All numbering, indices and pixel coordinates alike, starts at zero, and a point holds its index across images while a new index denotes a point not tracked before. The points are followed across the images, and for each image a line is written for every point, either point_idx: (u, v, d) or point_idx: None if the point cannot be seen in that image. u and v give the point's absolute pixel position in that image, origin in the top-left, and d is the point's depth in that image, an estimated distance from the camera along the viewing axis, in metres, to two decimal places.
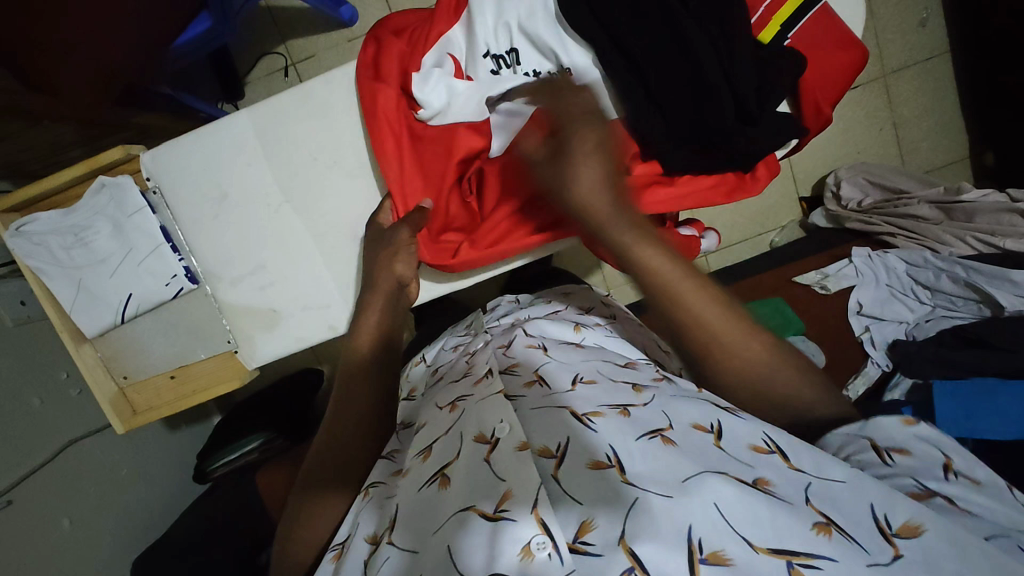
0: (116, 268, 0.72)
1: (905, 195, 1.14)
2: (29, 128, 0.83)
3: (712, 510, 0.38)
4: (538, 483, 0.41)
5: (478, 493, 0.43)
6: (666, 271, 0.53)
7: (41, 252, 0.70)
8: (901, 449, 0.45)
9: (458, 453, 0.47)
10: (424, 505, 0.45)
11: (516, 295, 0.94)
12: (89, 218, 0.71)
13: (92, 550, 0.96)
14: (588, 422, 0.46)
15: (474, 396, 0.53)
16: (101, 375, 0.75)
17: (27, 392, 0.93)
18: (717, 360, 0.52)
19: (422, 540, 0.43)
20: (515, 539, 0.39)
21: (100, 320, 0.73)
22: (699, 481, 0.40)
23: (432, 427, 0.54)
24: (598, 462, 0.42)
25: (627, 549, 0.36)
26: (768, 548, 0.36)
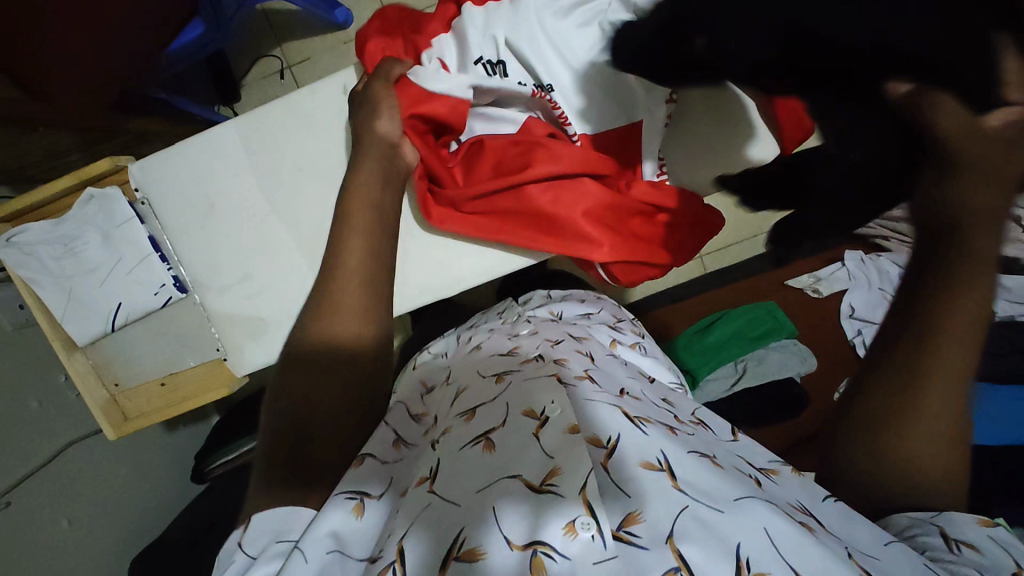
0: (105, 278, 0.73)
1: None
2: (25, 134, 0.84)
3: (761, 535, 0.39)
4: (590, 464, 0.43)
5: (529, 467, 0.46)
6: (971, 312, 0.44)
7: (32, 261, 0.71)
8: (972, 545, 0.43)
9: (505, 421, 0.50)
10: (468, 460, 0.48)
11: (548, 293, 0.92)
12: (79, 229, 0.72)
13: (90, 552, 0.97)
14: (639, 423, 0.47)
15: (522, 374, 0.57)
16: (93, 382, 0.77)
17: (26, 394, 0.94)
18: (914, 418, 0.46)
19: (461, 495, 0.46)
20: (562, 516, 0.41)
21: (90, 328, 0.73)
22: (750, 505, 0.41)
23: (475, 395, 0.57)
24: (650, 463, 0.43)
25: (675, 549, 0.38)
26: None
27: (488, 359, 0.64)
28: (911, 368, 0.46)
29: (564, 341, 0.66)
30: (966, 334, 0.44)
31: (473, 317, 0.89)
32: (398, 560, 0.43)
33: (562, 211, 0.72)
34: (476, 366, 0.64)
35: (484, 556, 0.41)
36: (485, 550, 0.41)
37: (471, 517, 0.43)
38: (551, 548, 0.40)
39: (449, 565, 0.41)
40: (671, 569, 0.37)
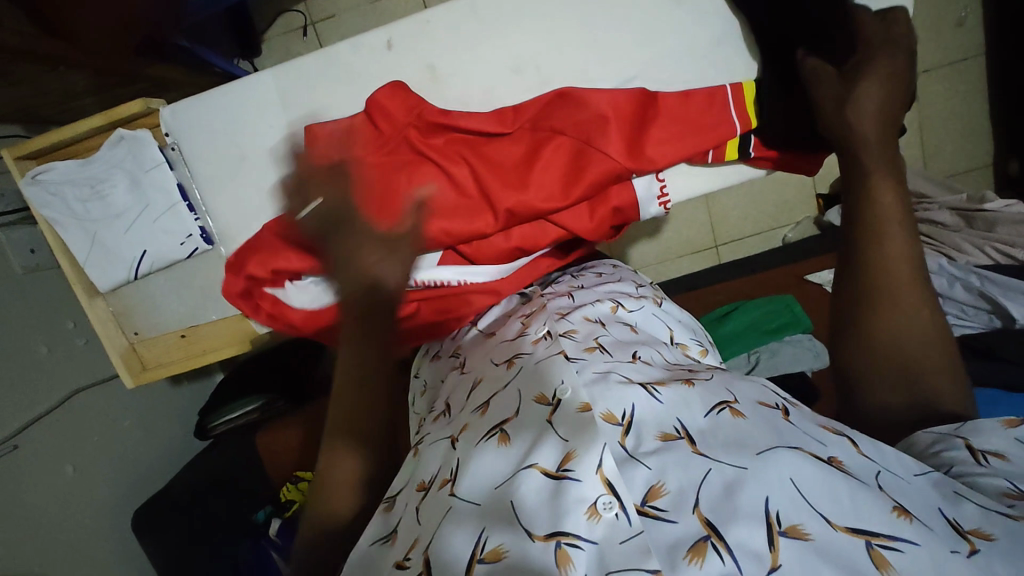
0: (131, 224, 0.72)
1: (926, 200, 1.14)
2: (43, 73, 0.81)
3: (790, 486, 0.39)
4: (602, 442, 0.43)
5: (543, 453, 0.45)
6: (886, 204, 0.52)
7: (56, 202, 0.70)
8: (997, 452, 0.43)
9: (517, 412, 0.50)
10: (484, 459, 0.47)
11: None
12: (106, 172, 0.70)
13: (94, 502, 0.98)
14: (653, 390, 0.48)
15: (534, 355, 0.56)
16: (113, 330, 0.76)
17: (35, 340, 0.93)
18: (879, 315, 0.51)
19: (481, 494, 0.45)
20: (580, 500, 0.41)
21: (113, 275, 0.73)
22: (773, 455, 0.41)
23: (489, 386, 0.56)
24: (667, 433, 0.44)
25: (702, 518, 0.39)
26: (847, 527, 0.37)
27: (499, 344, 0.63)
28: (868, 286, 0.52)
29: (575, 308, 0.65)
30: (902, 228, 0.51)
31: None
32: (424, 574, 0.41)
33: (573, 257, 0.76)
34: (489, 351, 0.63)
35: (505, 554, 0.40)
36: (505, 549, 0.40)
37: (489, 515, 0.43)
38: (575, 537, 0.40)
39: (473, 569, 0.40)
40: (701, 536, 0.38)
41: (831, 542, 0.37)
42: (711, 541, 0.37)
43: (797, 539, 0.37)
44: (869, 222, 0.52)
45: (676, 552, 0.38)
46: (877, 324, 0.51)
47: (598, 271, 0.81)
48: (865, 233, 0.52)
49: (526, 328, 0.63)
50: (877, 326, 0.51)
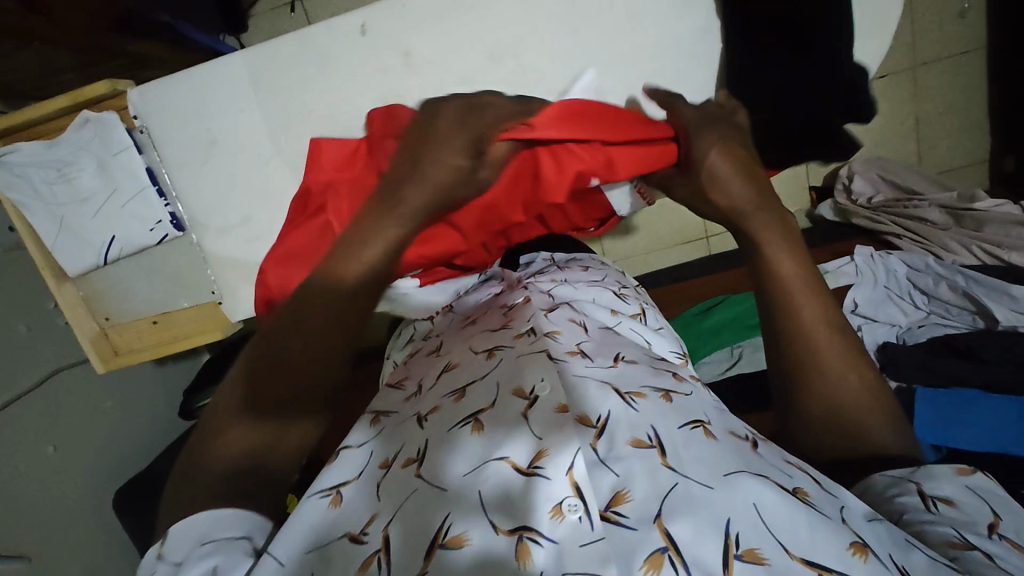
0: (100, 208, 0.71)
1: (917, 197, 1.12)
2: (17, 48, 0.79)
3: (753, 512, 0.40)
4: (575, 446, 0.44)
5: (515, 447, 0.45)
6: (790, 271, 0.54)
7: (23, 185, 0.69)
8: (948, 500, 0.43)
9: (494, 403, 0.50)
10: (456, 444, 0.47)
11: (552, 255, 0.89)
12: (74, 155, 0.69)
13: (76, 480, 0.98)
14: (630, 399, 0.48)
15: (517, 349, 0.57)
16: (84, 315, 0.76)
17: (13, 319, 0.93)
18: (810, 375, 0.52)
19: (449, 479, 0.45)
20: (549, 497, 0.42)
21: (82, 261, 0.72)
22: (740, 479, 0.42)
23: (464, 371, 0.57)
24: (640, 440, 0.45)
25: (662, 530, 0.39)
26: (804, 558, 0.38)
27: (480, 333, 0.64)
28: (792, 344, 0.53)
29: (559, 307, 0.66)
30: (809, 294, 0.53)
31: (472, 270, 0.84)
32: (383, 549, 0.42)
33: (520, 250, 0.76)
34: (469, 338, 0.64)
35: (467, 543, 0.40)
36: (470, 536, 0.41)
37: (457, 503, 0.43)
38: (537, 533, 0.41)
39: (435, 552, 0.40)
40: (658, 548, 0.39)
41: (784, 569, 0.38)
42: (668, 554, 0.38)
43: (752, 563, 0.38)
44: (773, 289, 0.54)
45: (632, 559, 0.39)
46: (811, 381, 0.51)
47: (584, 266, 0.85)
48: (774, 300, 0.54)
49: (511, 321, 0.64)
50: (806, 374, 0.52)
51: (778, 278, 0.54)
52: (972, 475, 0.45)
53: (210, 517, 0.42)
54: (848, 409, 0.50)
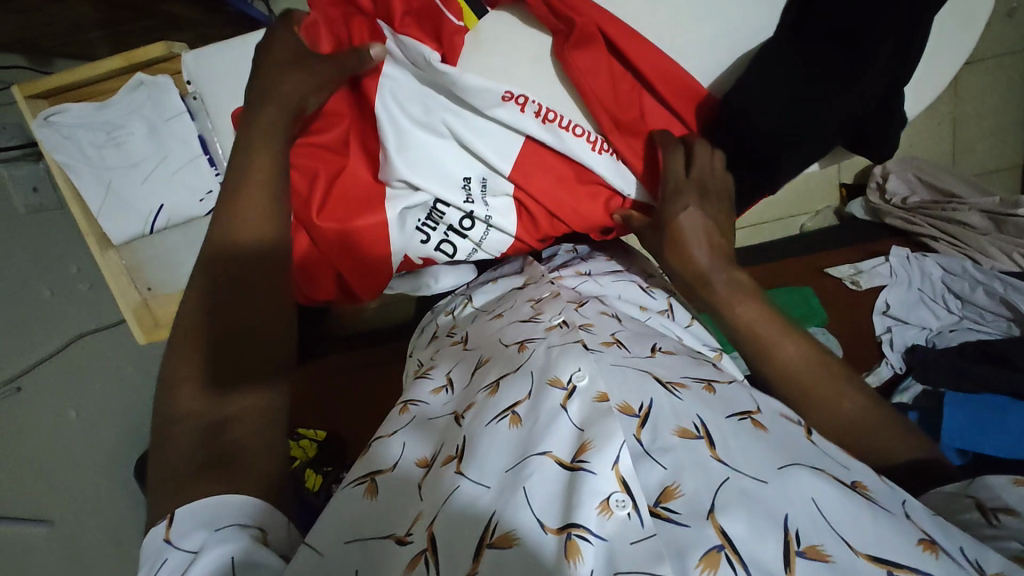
0: (149, 174, 0.68)
1: (956, 199, 1.11)
2: (50, 2, 0.76)
3: (811, 506, 0.38)
4: (621, 438, 0.42)
5: (557, 442, 0.44)
6: (754, 316, 0.57)
7: (69, 146, 0.66)
8: (1010, 509, 0.42)
9: (531, 394, 0.49)
10: (494, 438, 0.46)
11: (575, 246, 0.87)
12: (124, 117, 0.67)
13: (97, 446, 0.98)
14: (674, 390, 0.47)
15: (548, 340, 0.55)
16: (125, 283, 0.72)
17: (37, 282, 0.91)
18: (813, 425, 0.52)
19: (491, 477, 0.43)
20: (595, 493, 0.40)
21: (128, 228, 0.69)
22: (796, 473, 0.40)
23: (497, 365, 0.55)
24: (686, 431, 0.43)
25: (717, 527, 0.37)
26: (870, 555, 0.36)
27: (511, 324, 0.63)
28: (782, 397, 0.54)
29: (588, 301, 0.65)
30: (777, 327, 0.55)
31: (488, 271, 0.84)
32: (429, 549, 0.40)
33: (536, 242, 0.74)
34: (497, 330, 0.63)
35: (517, 541, 0.39)
36: (518, 535, 0.39)
37: (499, 498, 0.41)
38: (584, 530, 0.38)
39: (482, 552, 0.38)
40: (714, 546, 0.37)
41: (851, 567, 0.35)
42: (725, 552, 0.36)
43: (816, 561, 0.36)
44: (750, 345, 0.56)
45: (686, 559, 0.37)
46: (817, 424, 0.52)
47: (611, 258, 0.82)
48: (755, 354, 0.56)
49: (539, 313, 0.62)
50: (815, 419, 0.52)
51: (750, 325, 0.56)
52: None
53: (216, 501, 0.39)
54: (861, 441, 0.50)
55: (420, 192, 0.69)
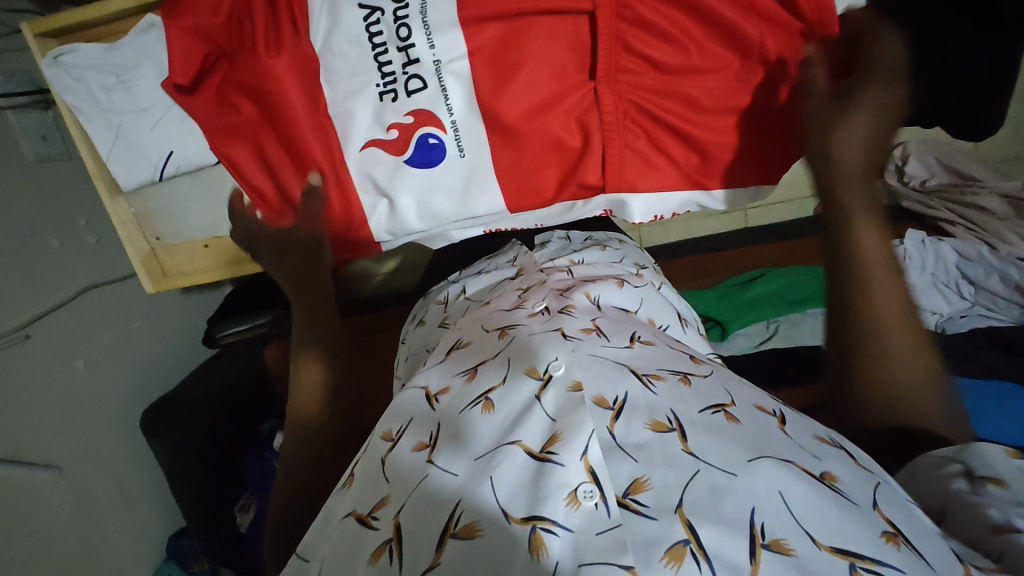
0: (159, 120, 0.60)
1: (976, 184, 1.09)
2: None
3: (778, 500, 0.42)
4: (590, 429, 0.46)
5: (528, 433, 0.48)
6: (873, 253, 0.56)
7: (80, 88, 0.59)
8: (998, 481, 0.47)
9: (505, 380, 0.53)
10: (469, 424, 0.50)
11: (567, 233, 0.96)
12: (134, 60, 0.59)
13: (107, 398, 1.00)
14: (649, 383, 0.51)
15: (529, 327, 0.59)
16: (134, 232, 0.69)
17: (46, 232, 0.92)
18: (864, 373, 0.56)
19: (459, 465, 0.47)
20: (562, 486, 0.44)
21: (135, 175, 0.62)
22: (764, 466, 0.44)
23: (477, 352, 0.60)
24: (659, 424, 0.47)
25: (683, 520, 0.41)
26: (832, 547, 0.40)
27: (494, 312, 0.67)
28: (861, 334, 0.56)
29: (574, 287, 0.70)
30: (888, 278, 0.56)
31: (483, 260, 0.93)
32: (394, 538, 0.45)
33: (533, 157, 0.60)
34: (481, 316, 0.67)
35: (479, 532, 0.43)
36: (480, 526, 0.43)
37: (465, 488, 0.45)
38: (551, 523, 0.42)
39: (446, 543, 0.43)
40: (681, 541, 0.40)
41: (813, 556, 0.39)
42: (690, 547, 0.40)
43: (779, 553, 0.39)
44: (853, 279, 0.56)
45: (650, 552, 0.40)
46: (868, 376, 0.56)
47: (605, 244, 0.89)
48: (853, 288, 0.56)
49: (522, 301, 0.67)
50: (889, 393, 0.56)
51: (863, 261, 0.56)
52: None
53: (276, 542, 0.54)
54: (906, 406, 0.56)
55: (415, 97, 0.58)
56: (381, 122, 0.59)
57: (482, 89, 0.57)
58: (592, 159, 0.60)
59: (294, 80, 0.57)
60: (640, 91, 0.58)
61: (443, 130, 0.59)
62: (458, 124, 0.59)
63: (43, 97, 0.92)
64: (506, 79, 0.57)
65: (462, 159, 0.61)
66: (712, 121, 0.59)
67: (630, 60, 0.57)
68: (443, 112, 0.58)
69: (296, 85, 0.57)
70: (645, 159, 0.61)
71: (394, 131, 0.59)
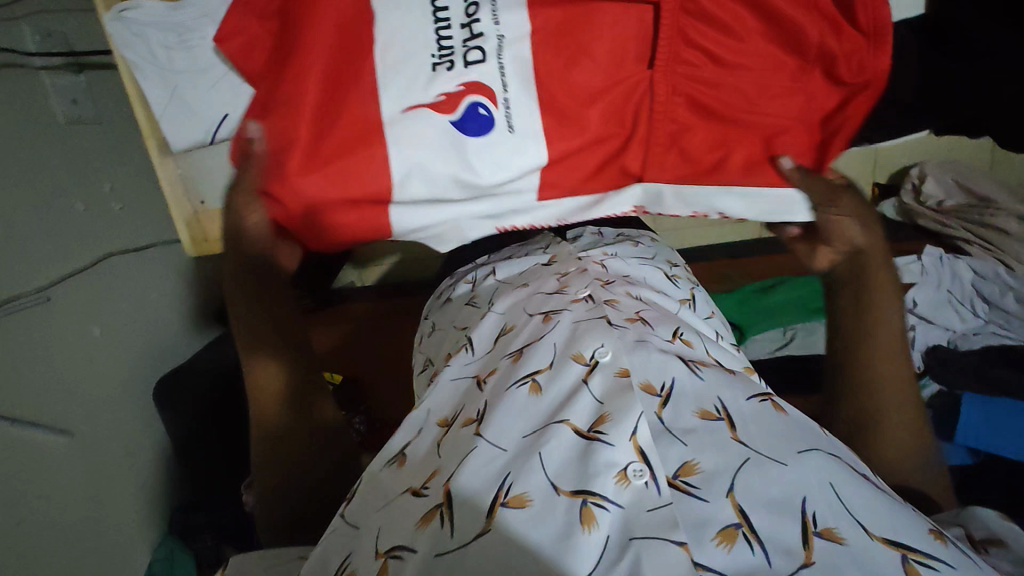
0: (218, 82, 0.61)
1: (994, 205, 1.11)
2: None
3: (829, 492, 0.43)
4: (640, 410, 0.47)
5: (576, 412, 0.48)
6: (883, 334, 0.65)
7: (140, 45, 0.59)
8: (995, 541, 0.52)
9: (551, 364, 0.54)
10: (515, 401, 0.51)
11: (598, 230, 0.98)
12: (197, 21, 0.58)
13: (121, 366, 0.99)
14: (695, 368, 0.53)
15: (575, 313, 0.60)
16: (180, 194, 0.69)
17: (71, 196, 0.91)
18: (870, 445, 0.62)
19: (508, 440, 0.48)
20: (612, 464, 0.44)
21: (189, 135, 0.62)
22: (813, 458, 0.45)
23: (523, 334, 0.61)
24: (707, 412, 0.49)
25: (735, 504, 0.42)
26: (884, 539, 0.41)
27: (535, 295, 0.68)
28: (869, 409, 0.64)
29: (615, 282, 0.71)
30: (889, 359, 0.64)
31: (513, 247, 0.94)
32: (444, 504, 0.45)
33: (579, 135, 0.60)
34: (520, 300, 0.68)
35: (528, 503, 0.43)
36: (529, 497, 0.43)
37: (514, 461, 0.46)
38: (601, 498, 0.42)
39: (495, 510, 0.43)
40: (732, 524, 0.41)
41: (862, 546, 0.40)
42: (742, 530, 0.41)
43: (831, 540, 0.40)
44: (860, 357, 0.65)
45: (704, 531, 0.41)
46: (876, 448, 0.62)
47: (637, 241, 0.90)
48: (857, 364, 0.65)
49: (565, 286, 0.68)
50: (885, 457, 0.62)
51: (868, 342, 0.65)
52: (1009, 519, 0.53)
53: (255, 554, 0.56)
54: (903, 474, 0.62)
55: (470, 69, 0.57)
56: (430, 90, 0.57)
57: (541, 71, 0.58)
58: (634, 142, 0.62)
59: (342, 44, 0.56)
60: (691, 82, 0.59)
61: (495, 105, 0.58)
62: (509, 101, 0.58)
63: (76, 61, 0.91)
64: (570, 60, 0.58)
65: (510, 137, 0.59)
66: (761, 116, 0.60)
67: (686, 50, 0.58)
68: (495, 84, 0.58)
69: (344, 40, 0.56)
70: (694, 141, 0.61)
71: (441, 97, 0.57)
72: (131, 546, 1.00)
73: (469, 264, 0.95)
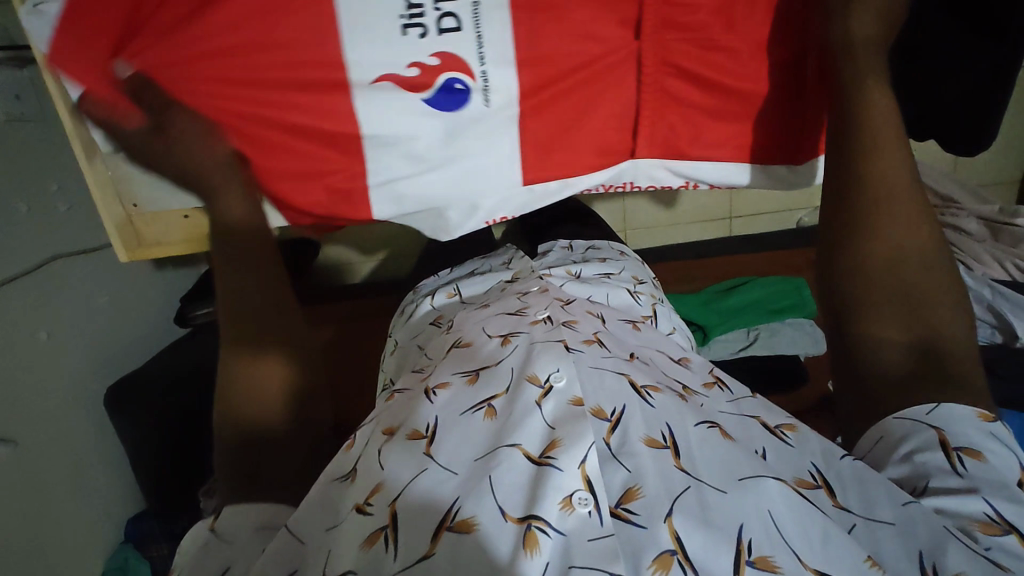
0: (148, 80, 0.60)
1: (956, 205, 1.16)
2: None
3: (766, 520, 0.42)
4: (591, 439, 0.45)
5: (528, 436, 0.47)
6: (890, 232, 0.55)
7: (64, 42, 0.58)
8: (974, 452, 0.46)
9: (508, 389, 0.51)
10: (468, 427, 0.48)
11: (570, 243, 0.98)
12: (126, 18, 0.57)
13: (71, 369, 0.96)
14: (647, 395, 0.51)
15: (532, 335, 0.57)
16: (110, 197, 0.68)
17: (15, 197, 0.88)
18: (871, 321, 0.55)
19: (460, 463, 0.46)
20: (559, 488, 0.43)
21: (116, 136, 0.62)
22: (757, 486, 0.44)
23: (475, 358, 0.57)
24: (655, 441, 0.47)
25: (672, 530, 0.41)
26: (816, 569, 0.40)
27: (494, 315, 0.65)
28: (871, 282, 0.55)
29: (575, 301, 0.69)
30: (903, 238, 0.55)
31: (475, 260, 0.93)
32: (389, 525, 0.43)
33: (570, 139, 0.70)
34: (479, 317, 0.65)
35: (475, 527, 0.41)
36: (478, 521, 0.42)
37: (466, 485, 0.44)
38: (545, 523, 0.41)
39: (441, 534, 0.41)
40: (667, 549, 0.40)
41: None
42: (677, 557, 0.40)
43: (764, 570, 0.39)
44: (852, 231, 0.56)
45: (640, 558, 0.40)
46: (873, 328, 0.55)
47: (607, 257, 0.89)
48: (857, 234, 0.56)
49: (525, 307, 0.65)
50: (871, 315, 0.55)
51: (871, 222, 0.55)
52: (993, 422, 0.47)
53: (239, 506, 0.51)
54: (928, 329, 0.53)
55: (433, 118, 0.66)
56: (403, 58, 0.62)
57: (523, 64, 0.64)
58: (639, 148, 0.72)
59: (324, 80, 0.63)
60: (677, 84, 0.69)
61: (471, 79, 0.64)
62: (485, 74, 0.64)
63: (19, 56, 0.88)
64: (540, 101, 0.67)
65: (485, 110, 0.66)
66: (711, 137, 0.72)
67: (668, 43, 0.65)
68: (472, 59, 0.63)
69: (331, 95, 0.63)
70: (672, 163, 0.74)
71: (416, 69, 0.63)
72: (82, 557, 0.97)
73: (432, 278, 0.93)
